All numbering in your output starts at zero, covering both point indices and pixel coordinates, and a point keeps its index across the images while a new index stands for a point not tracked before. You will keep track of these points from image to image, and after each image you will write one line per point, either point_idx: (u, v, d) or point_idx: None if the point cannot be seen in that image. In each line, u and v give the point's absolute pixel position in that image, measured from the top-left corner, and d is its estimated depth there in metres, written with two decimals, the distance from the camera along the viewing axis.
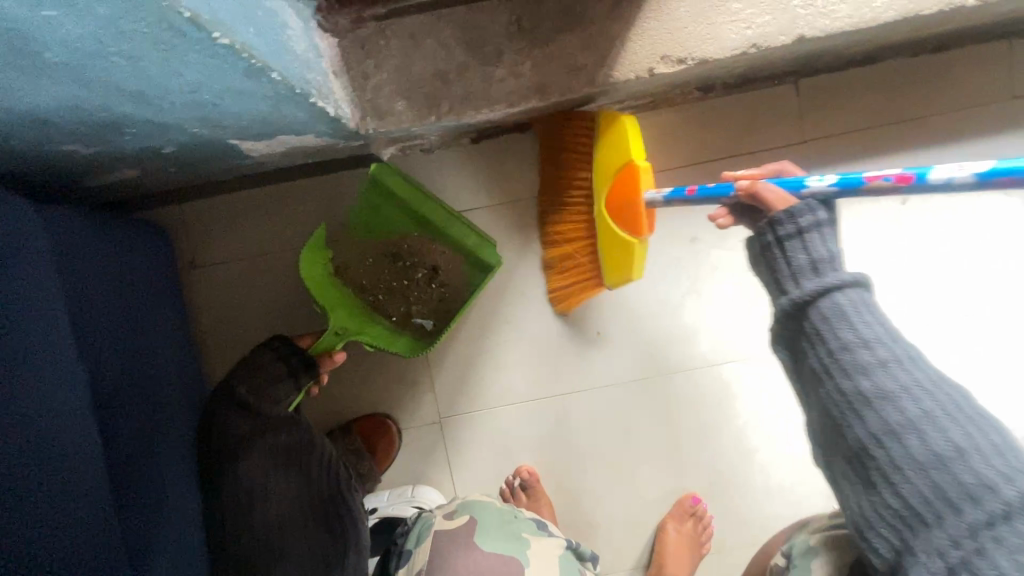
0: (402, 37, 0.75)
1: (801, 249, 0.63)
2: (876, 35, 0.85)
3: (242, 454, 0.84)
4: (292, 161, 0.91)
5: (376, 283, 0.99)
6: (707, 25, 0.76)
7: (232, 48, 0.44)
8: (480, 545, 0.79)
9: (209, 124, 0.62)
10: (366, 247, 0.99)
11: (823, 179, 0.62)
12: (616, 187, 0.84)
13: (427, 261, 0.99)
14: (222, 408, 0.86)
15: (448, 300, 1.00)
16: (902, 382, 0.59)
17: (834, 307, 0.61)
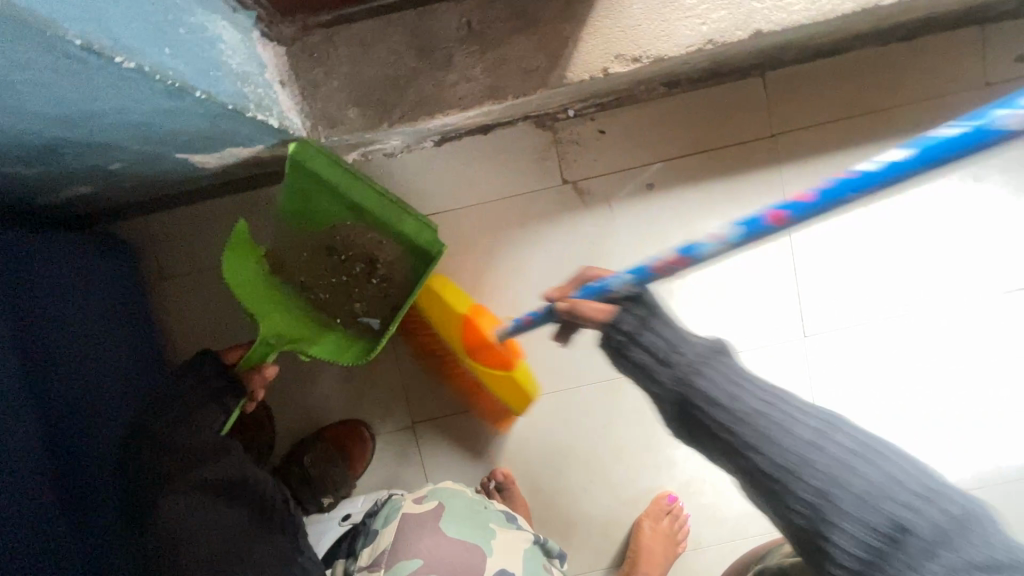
0: (350, 44, 0.74)
1: (641, 351, 0.58)
2: (838, 26, 0.83)
3: (160, 495, 0.74)
4: (251, 172, 0.90)
5: (316, 281, 0.96)
6: (661, 22, 0.75)
7: (143, 70, 0.44)
8: (445, 528, 0.79)
9: (148, 143, 0.61)
10: (302, 241, 0.94)
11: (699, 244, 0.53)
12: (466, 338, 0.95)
13: (368, 254, 0.96)
14: (139, 448, 0.78)
15: (391, 292, 0.97)
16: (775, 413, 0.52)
17: (712, 401, 0.53)
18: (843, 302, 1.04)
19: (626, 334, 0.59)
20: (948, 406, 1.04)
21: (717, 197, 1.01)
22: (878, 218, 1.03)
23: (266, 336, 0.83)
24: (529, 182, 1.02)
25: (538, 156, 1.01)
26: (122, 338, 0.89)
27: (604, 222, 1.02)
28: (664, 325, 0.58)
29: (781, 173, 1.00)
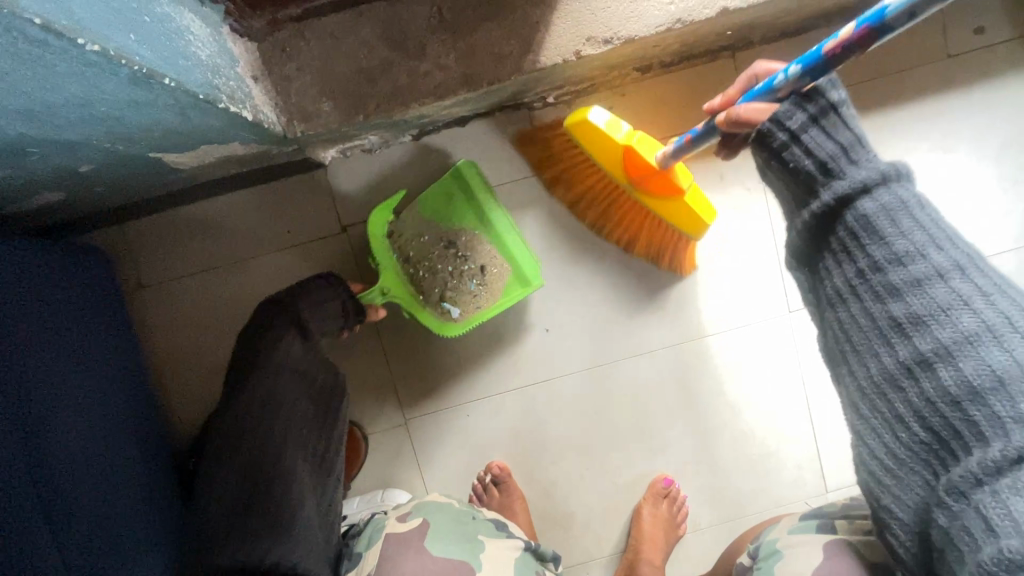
0: (321, 37, 0.74)
1: (801, 151, 0.58)
2: (803, 3, 0.85)
3: (265, 387, 0.82)
4: (226, 172, 0.89)
5: (423, 259, 0.99)
6: (629, 3, 0.76)
7: (107, 55, 0.43)
8: (431, 546, 0.78)
9: (119, 140, 0.61)
10: (428, 229, 0.99)
11: (787, 72, 0.59)
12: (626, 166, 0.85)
13: (479, 259, 0.98)
14: (275, 329, 0.87)
15: (484, 299, 0.98)
16: (934, 291, 0.55)
17: (863, 218, 0.57)
18: None
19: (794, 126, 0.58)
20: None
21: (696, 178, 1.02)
22: None
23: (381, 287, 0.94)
24: (509, 172, 1.02)
25: (517, 146, 1.02)
26: (99, 350, 0.87)
27: None
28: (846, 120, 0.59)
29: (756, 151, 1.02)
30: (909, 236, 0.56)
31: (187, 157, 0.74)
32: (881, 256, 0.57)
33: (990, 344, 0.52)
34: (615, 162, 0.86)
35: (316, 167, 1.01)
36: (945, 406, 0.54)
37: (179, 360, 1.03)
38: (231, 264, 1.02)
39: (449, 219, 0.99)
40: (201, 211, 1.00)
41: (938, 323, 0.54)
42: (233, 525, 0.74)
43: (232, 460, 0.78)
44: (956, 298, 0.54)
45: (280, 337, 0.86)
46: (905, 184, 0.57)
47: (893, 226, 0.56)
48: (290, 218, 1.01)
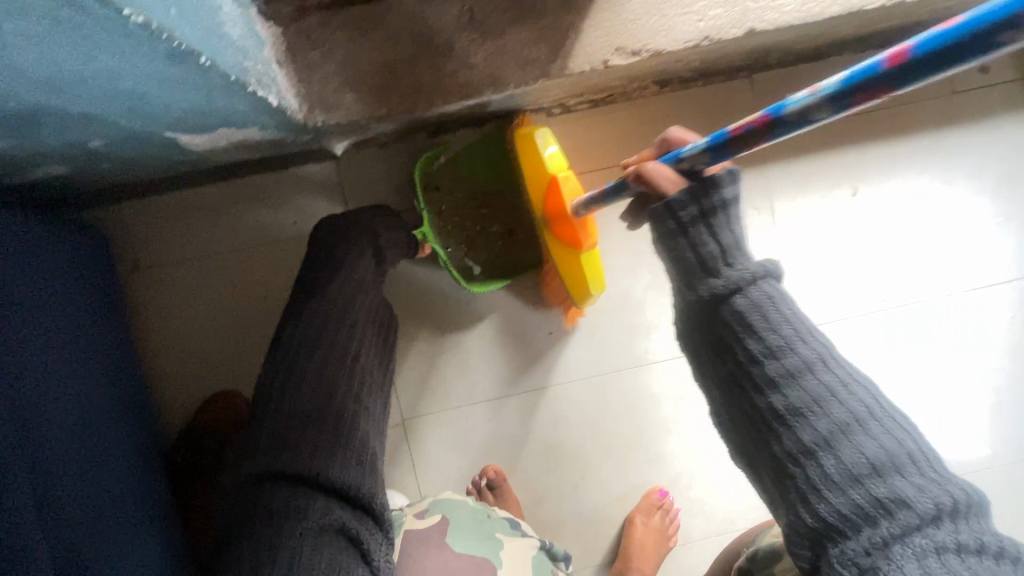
0: (349, 27, 0.73)
1: (706, 234, 0.57)
2: (823, 31, 0.87)
3: (333, 307, 0.79)
4: (237, 158, 0.87)
5: (453, 216, 1.01)
6: (659, 17, 0.76)
7: (149, 27, 0.42)
8: (452, 544, 0.76)
9: (139, 118, 0.59)
10: (463, 185, 1.01)
11: (696, 144, 0.56)
12: (547, 201, 0.85)
13: (507, 223, 1.03)
14: (348, 246, 0.84)
15: (504, 259, 1.03)
16: (808, 382, 0.53)
17: (739, 313, 0.56)
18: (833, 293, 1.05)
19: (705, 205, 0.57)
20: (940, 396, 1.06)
21: None
22: (858, 218, 1.06)
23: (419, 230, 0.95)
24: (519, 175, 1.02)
25: None
26: (90, 329, 0.84)
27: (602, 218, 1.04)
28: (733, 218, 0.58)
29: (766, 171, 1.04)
30: (782, 324, 0.54)
31: (202, 139, 0.72)
32: (755, 350, 0.55)
33: (862, 434, 0.50)
34: (540, 194, 0.86)
35: (327, 158, 0.99)
36: (839, 491, 0.50)
37: (170, 348, 1.00)
38: (231, 251, 0.99)
39: (485, 176, 1.01)
40: (204, 195, 0.98)
41: (816, 412, 0.52)
42: (288, 438, 0.68)
43: (294, 378, 0.73)
44: (834, 385, 0.52)
45: (356, 255, 0.83)
46: (770, 280, 0.57)
47: (764, 318, 0.55)
48: (297, 209, 0.99)
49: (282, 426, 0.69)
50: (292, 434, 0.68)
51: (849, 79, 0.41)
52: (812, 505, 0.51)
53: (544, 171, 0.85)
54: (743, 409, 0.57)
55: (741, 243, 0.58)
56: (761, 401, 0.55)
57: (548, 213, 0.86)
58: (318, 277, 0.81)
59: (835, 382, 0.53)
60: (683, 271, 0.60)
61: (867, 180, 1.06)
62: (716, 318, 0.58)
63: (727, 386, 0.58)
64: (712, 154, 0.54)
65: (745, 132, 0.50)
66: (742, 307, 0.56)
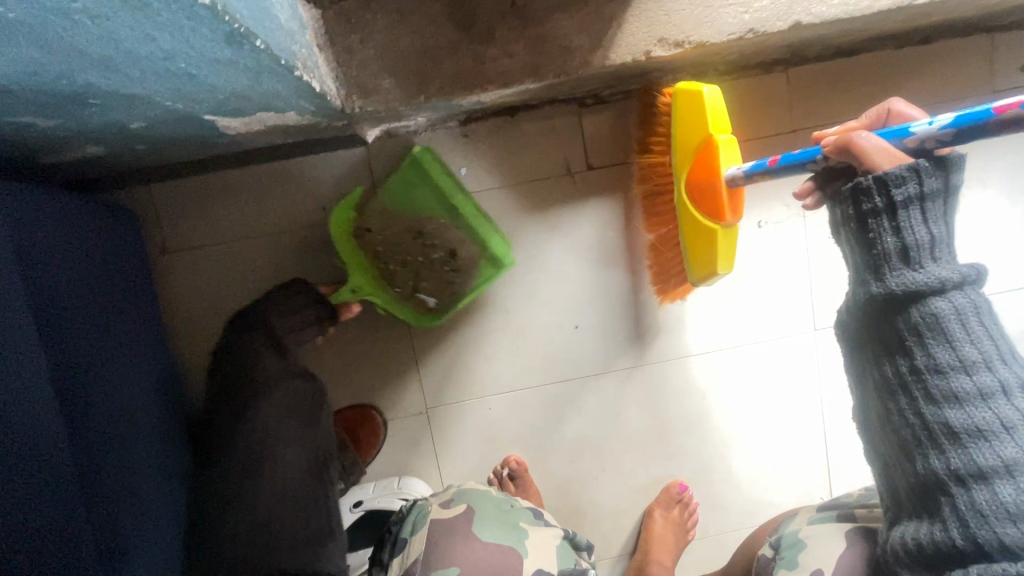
0: (389, 11, 0.72)
1: (889, 226, 0.58)
2: (867, 25, 0.85)
3: (243, 399, 0.83)
4: (270, 142, 0.87)
5: (392, 251, 0.98)
6: (704, 8, 0.75)
7: (213, 9, 0.41)
8: (478, 534, 0.78)
9: (185, 100, 0.59)
10: (394, 219, 0.98)
11: (932, 123, 0.55)
12: (695, 163, 0.79)
13: (448, 245, 0.98)
14: (250, 344, 0.88)
15: (457, 285, 0.99)
16: (997, 407, 0.57)
17: (932, 317, 0.58)
18: None
19: (926, 186, 0.56)
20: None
21: None
22: None
23: (349, 285, 0.93)
24: (548, 166, 1.01)
25: (562, 140, 1.01)
26: (121, 312, 0.84)
27: (630, 212, 1.03)
28: (933, 213, 0.57)
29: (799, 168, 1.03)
30: (972, 339, 0.57)
31: (239, 123, 0.72)
32: (920, 363, 0.60)
33: (1010, 444, 0.56)
34: (687, 156, 0.81)
35: (357, 144, 0.98)
36: (1003, 520, 0.55)
37: (196, 331, 1.00)
38: (258, 236, 0.99)
39: (409, 207, 0.98)
40: (232, 179, 0.97)
41: (1002, 438, 0.57)
42: (238, 535, 0.77)
43: (238, 469, 0.80)
44: (1013, 413, 0.57)
45: (258, 353, 0.87)
46: (967, 287, 0.57)
47: (962, 329, 0.57)
48: (326, 195, 0.98)
49: (233, 525, 0.77)
50: (243, 532, 0.77)
51: None
52: (968, 526, 0.57)
53: (699, 132, 0.78)
54: (894, 402, 0.63)
55: (936, 242, 0.57)
56: (923, 410, 0.61)
57: (692, 179, 0.80)
58: (237, 372, 0.86)
59: (1008, 409, 0.57)
60: (866, 262, 0.61)
61: None
62: (888, 324, 0.61)
63: (889, 396, 0.64)
64: (952, 134, 0.54)
65: (1018, 111, 0.49)
66: (920, 317, 0.59)
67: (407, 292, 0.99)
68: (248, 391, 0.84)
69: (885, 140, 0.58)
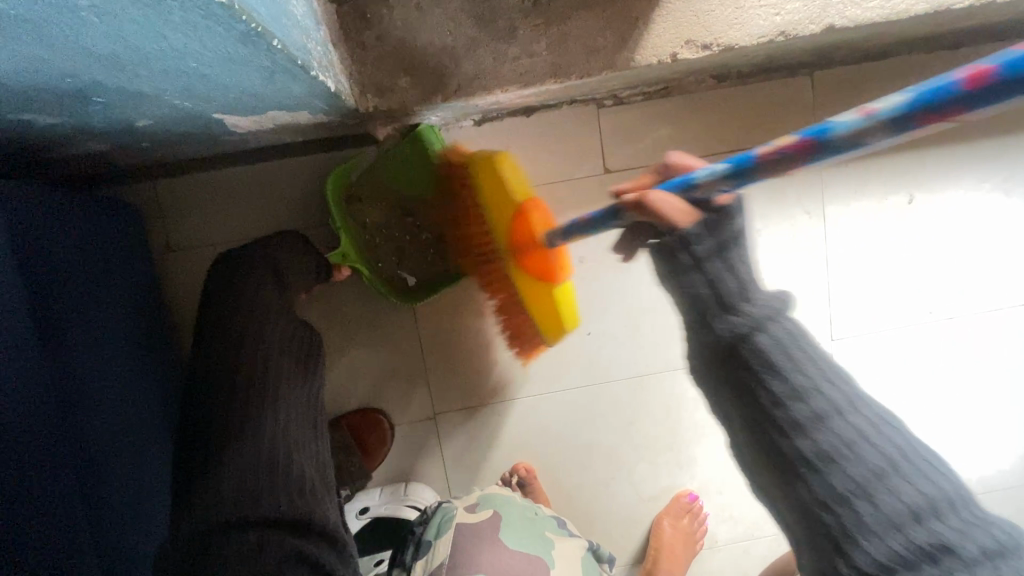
0: (407, 7, 0.69)
1: (721, 269, 0.50)
2: (900, 28, 0.82)
3: (238, 338, 0.81)
4: (279, 140, 0.84)
5: (380, 226, 0.95)
6: (734, 9, 0.72)
7: (229, 9, 0.38)
8: (504, 540, 0.75)
9: (194, 99, 0.56)
10: (387, 194, 0.93)
11: (712, 168, 0.49)
12: (510, 231, 0.76)
13: (434, 229, 0.94)
14: (248, 281, 0.85)
15: (439, 268, 0.97)
16: (835, 426, 0.47)
17: (760, 350, 0.48)
18: (878, 303, 1.02)
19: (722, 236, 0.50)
20: (978, 408, 1.05)
21: (757, 198, 1.00)
22: (914, 226, 1.01)
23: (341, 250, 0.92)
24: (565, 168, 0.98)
25: (578, 142, 0.97)
26: (125, 313, 0.82)
27: None
28: (739, 261, 0.50)
29: (821, 174, 1.00)
30: (803, 359, 0.48)
31: (249, 122, 0.69)
32: (778, 391, 0.48)
33: (897, 478, 0.45)
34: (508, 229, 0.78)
35: (368, 143, 0.95)
36: (855, 502, 0.46)
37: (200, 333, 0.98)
38: (264, 235, 0.97)
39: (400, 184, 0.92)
40: (238, 177, 0.95)
41: (851, 456, 0.46)
42: (227, 476, 0.70)
43: (233, 409, 0.76)
44: (864, 426, 0.47)
45: (261, 288, 0.85)
46: (784, 314, 0.49)
47: (788, 355, 0.48)
48: None
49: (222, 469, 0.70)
50: (232, 478, 0.70)
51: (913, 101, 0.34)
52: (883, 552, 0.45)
53: (507, 198, 0.74)
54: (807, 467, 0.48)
55: (747, 286, 0.50)
56: (789, 449, 0.48)
57: (515, 242, 0.77)
58: (228, 312, 0.83)
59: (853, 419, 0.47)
60: (692, 312, 0.52)
61: (924, 188, 1.01)
62: (730, 362, 0.50)
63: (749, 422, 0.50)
64: (730, 180, 0.47)
65: (778, 157, 0.43)
66: (764, 346, 0.48)
67: (389, 269, 0.97)
68: (245, 327, 0.82)
69: (676, 196, 0.51)
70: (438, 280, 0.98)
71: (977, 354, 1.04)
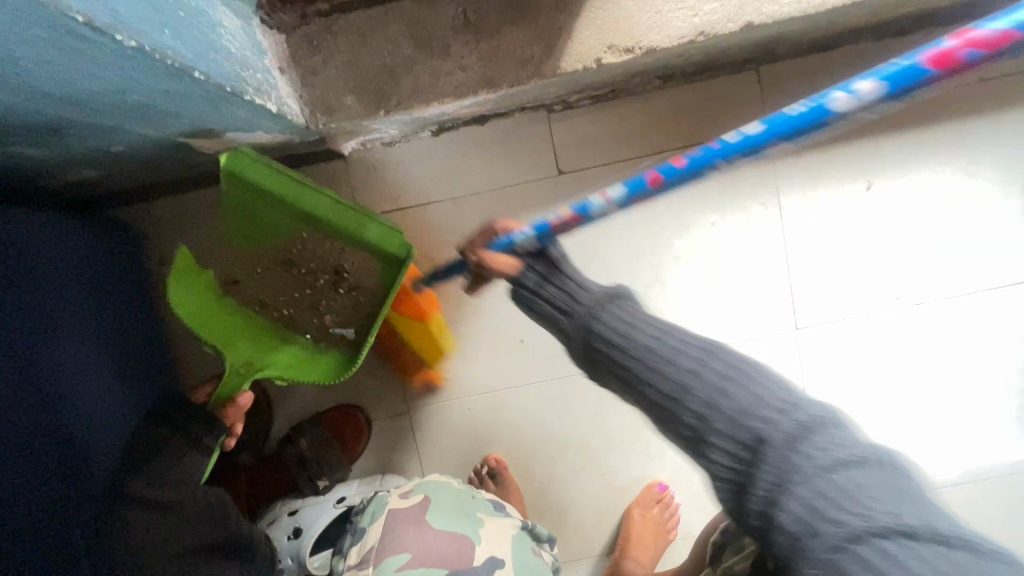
0: (349, 33, 0.76)
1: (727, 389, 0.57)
2: (830, 20, 0.84)
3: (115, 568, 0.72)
4: (251, 158, 0.92)
5: (278, 298, 0.94)
6: (653, 13, 0.76)
7: (144, 51, 0.46)
8: (431, 522, 0.81)
9: (151, 127, 0.64)
10: (261, 260, 0.93)
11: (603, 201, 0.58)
12: None
13: (330, 264, 0.92)
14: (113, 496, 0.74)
15: (360, 298, 0.94)
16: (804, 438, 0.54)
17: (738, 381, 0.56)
18: (838, 290, 1.03)
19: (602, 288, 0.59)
20: (954, 393, 1.03)
21: (712, 192, 1.02)
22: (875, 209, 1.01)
23: (236, 366, 0.88)
24: (521, 171, 1.03)
25: (533, 146, 1.03)
26: (119, 320, 0.91)
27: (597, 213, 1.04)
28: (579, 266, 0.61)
29: (776, 165, 1.01)
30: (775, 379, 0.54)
31: (213, 143, 0.77)
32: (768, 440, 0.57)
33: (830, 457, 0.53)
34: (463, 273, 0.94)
35: (336, 157, 1.03)
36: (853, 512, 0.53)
37: (192, 338, 1.07)
38: None
39: (271, 239, 0.91)
40: (221, 195, 1.04)
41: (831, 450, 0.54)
42: None
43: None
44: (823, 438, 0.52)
45: (124, 511, 0.74)
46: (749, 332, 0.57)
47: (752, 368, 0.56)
48: None
49: None
50: None
51: (739, 144, 0.48)
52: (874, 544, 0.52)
53: None
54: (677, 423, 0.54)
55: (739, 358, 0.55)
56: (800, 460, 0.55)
57: None
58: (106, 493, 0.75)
59: (777, 389, 0.52)
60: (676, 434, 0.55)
61: (883, 174, 1.01)
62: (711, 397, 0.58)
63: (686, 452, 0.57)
64: (620, 206, 0.57)
65: (645, 190, 0.55)
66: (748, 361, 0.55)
67: (321, 332, 0.96)
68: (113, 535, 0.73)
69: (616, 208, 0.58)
70: (366, 312, 0.94)
71: (949, 335, 1.03)
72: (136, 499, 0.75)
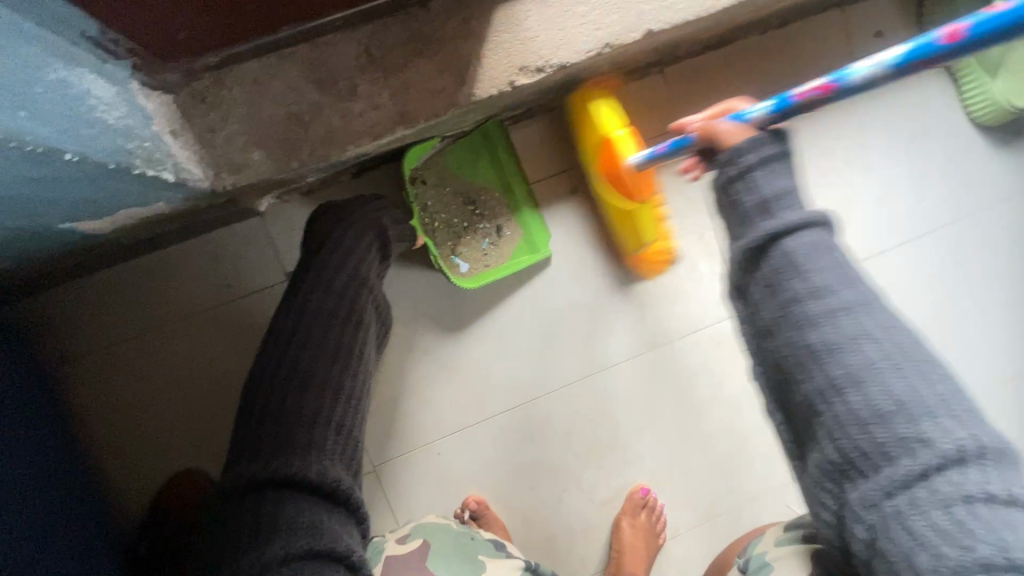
0: (244, 84, 0.70)
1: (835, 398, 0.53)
2: (721, 20, 0.89)
3: (326, 316, 0.76)
4: (155, 229, 0.84)
5: (440, 211, 1.01)
6: (558, 31, 0.77)
7: None
8: (432, 568, 0.76)
9: (26, 217, 0.56)
10: (451, 182, 1.02)
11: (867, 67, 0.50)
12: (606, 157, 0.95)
13: (495, 221, 1.03)
14: (353, 235, 0.82)
15: (489, 260, 1.03)
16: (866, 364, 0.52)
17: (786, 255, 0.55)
18: None
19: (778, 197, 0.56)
20: None
21: None
22: None
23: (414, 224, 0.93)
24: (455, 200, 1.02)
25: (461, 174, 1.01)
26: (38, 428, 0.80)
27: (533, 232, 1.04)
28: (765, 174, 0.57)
29: None
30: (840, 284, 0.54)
31: (108, 221, 0.69)
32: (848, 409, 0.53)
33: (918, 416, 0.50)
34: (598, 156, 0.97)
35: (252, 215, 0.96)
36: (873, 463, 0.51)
37: (117, 437, 0.95)
38: (169, 323, 0.96)
39: (469, 174, 1.02)
40: (129, 273, 0.94)
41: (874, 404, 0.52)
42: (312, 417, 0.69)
43: (315, 325, 0.75)
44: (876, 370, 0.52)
45: (363, 252, 0.82)
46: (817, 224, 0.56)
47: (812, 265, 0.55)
48: (232, 269, 0.96)
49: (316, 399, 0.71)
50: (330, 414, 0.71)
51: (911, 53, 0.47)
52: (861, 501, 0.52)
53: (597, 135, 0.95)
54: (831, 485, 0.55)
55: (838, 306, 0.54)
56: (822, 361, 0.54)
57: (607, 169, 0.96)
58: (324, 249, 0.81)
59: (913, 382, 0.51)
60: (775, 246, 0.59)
61: None
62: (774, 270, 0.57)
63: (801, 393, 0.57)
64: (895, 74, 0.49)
65: (930, 49, 0.46)
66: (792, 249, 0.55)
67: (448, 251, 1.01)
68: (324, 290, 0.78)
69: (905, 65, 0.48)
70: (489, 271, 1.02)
71: (892, 287, 1.10)
72: (364, 246, 0.83)
